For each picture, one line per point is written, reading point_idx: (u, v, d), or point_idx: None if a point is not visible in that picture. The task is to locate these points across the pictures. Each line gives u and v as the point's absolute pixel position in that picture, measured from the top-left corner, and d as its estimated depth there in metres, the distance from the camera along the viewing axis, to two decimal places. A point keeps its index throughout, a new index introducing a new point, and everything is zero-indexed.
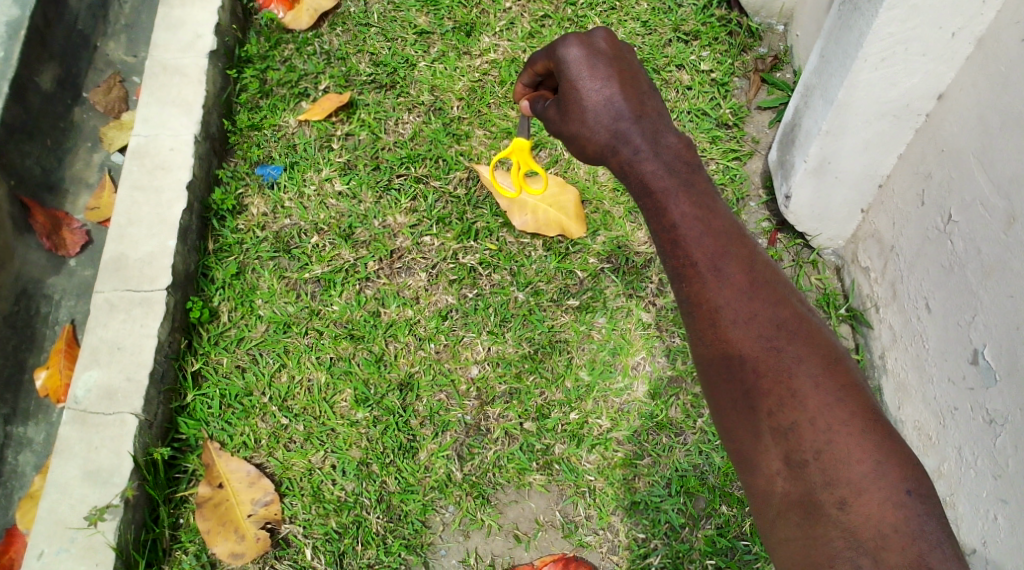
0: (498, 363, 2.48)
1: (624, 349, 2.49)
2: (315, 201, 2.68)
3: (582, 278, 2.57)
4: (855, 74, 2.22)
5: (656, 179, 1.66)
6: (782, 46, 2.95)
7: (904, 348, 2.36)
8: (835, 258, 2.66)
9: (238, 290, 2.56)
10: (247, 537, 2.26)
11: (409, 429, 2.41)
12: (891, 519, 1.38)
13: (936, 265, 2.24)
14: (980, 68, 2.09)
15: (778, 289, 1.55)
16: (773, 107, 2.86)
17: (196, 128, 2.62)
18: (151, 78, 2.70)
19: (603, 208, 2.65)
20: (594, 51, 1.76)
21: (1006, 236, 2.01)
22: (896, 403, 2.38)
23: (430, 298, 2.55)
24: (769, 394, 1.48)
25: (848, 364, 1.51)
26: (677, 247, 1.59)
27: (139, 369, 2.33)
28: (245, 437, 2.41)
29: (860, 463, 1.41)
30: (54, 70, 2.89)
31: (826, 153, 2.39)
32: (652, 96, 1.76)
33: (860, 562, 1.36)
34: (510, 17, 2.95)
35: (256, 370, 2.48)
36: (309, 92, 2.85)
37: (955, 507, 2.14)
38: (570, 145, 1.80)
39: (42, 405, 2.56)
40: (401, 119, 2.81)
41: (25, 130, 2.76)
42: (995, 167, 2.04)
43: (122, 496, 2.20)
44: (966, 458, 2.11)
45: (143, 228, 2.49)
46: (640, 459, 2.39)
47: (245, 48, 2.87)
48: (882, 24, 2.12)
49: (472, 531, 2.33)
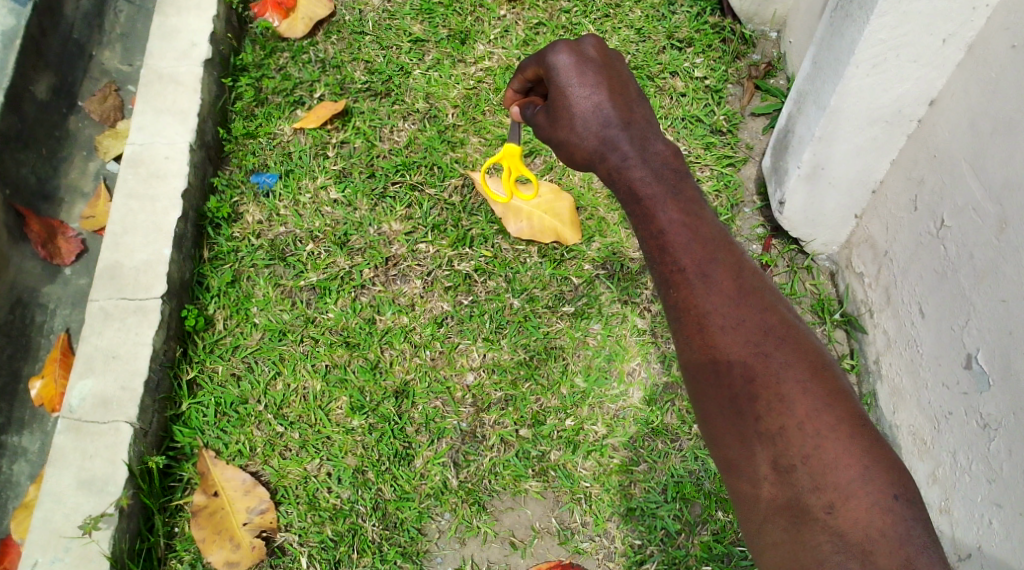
0: (494, 370, 2.48)
1: (620, 355, 2.49)
2: (309, 209, 2.69)
3: (577, 284, 2.57)
4: (847, 80, 2.23)
5: (644, 186, 1.66)
6: (776, 53, 2.96)
7: (898, 353, 2.37)
8: (830, 264, 2.67)
9: (234, 297, 2.56)
10: (242, 545, 2.26)
11: (405, 436, 2.41)
12: (879, 523, 1.38)
13: (929, 270, 2.25)
14: (972, 74, 2.10)
15: (766, 296, 1.56)
16: (766, 113, 2.86)
17: (192, 137, 2.62)
18: (146, 87, 2.70)
19: (598, 215, 2.66)
20: (583, 58, 1.76)
21: (998, 240, 2.01)
22: (890, 409, 2.38)
23: (426, 305, 2.56)
24: (757, 399, 1.48)
25: (835, 370, 1.51)
26: (664, 253, 1.59)
27: (134, 377, 2.33)
28: (241, 446, 2.40)
29: (848, 467, 1.41)
30: (50, 79, 2.89)
31: (819, 159, 2.40)
32: (640, 104, 1.76)
33: (849, 565, 1.36)
34: (505, 25, 2.96)
35: (251, 378, 2.48)
36: (304, 100, 2.86)
37: (950, 511, 2.13)
38: (559, 151, 1.80)
39: (38, 415, 2.56)
40: (396, 126, 2.81)
41: (19, 139, 2.76)
42: (987, 172, 2.05)
43: (116, 506, 2.19)
44: (960, 463, 2.11)
45: (138, 236, 2.49)
46: (636, 465, 2.39)
47: (241, 57, 2.88)
48: (873, 30, 2.13)
49: (468, 538, 2.33)
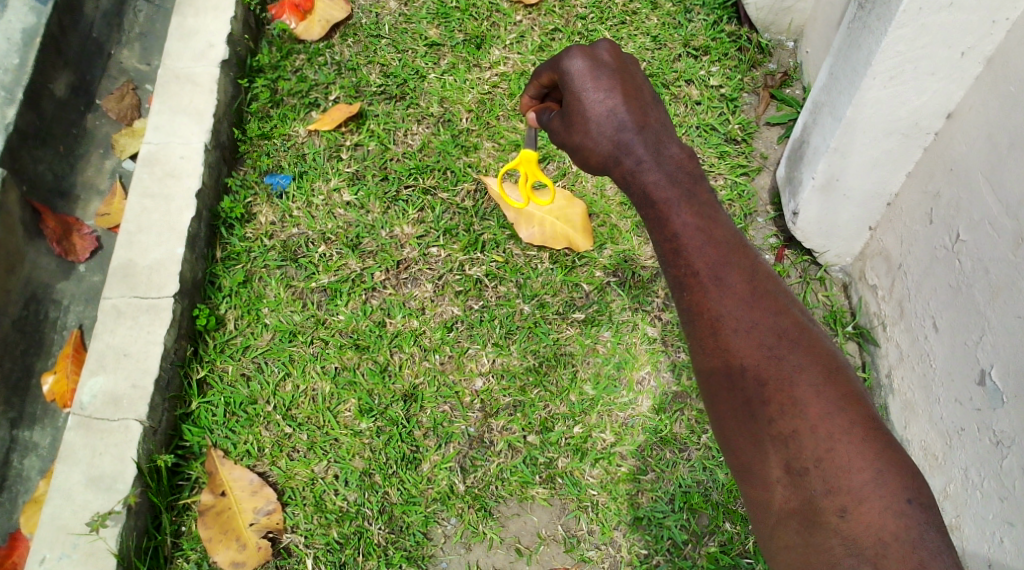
0: (503, 375, 2.47)
1: (629, 363, 2.48)
2: (322, 210, 2.69)
3: (588, 291, 2.57)
4: (864, 91, 2.22)
5: (658, 190, 1.66)
6: (792, 62, 2.95)
7: (911, 367, 2.35)
8: (843, 276, 2.65)
9: (245, 298, 2.57)
10: (248, 545, 2.26)
11: (413, 440, 2.41)
12: (893, 528, 1.36)
13: (944, 284, 2.23)
14: (990, 87, 2.08)
15: (779, 298, 1.55)
16: (782, 123, 2.85)
17: (206, 138, 2.63)
18: (163, 87, 2.72)
19: (610, 222, 2.65)
20: (597, 63, 1.75)
21: (1014, 255, 1.99)
22: (903, 423, 2.36)
23: (436, 309, 2.56)
24: (769, 402, 1.47)
25: (849, 373, 1.50)
26: (678, 256, 1.59)
27: (144, 376, 2.34)
28: (249, 446, 2.40)
29: (861, 471, 1.40)
30: (68, 77, 2.91)
31: (834, 170, 2.38)
32: (655, 107, 1.75)
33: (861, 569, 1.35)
34: (520, 30, 2.96)
35: (261, 378, 2.48)
36: (319, 102, 2.87)
37: (961, 527, 2.11)
38: (574, 156, 1.79)
39: (49, 410, 2.57)
40: (410, 130, 2.82)
41: (37, 136, 2.77)
42: (1004, 187, 2.03)
43: (124, 503, 2.20)
44: (973, 479, 2.09)
45: (151, 235, 2.50)
46: (644, 474, 2.38)
47: (257, 58, 2.89)
48: (891, 42, 2.12)
49: (473, 544, 2.33)
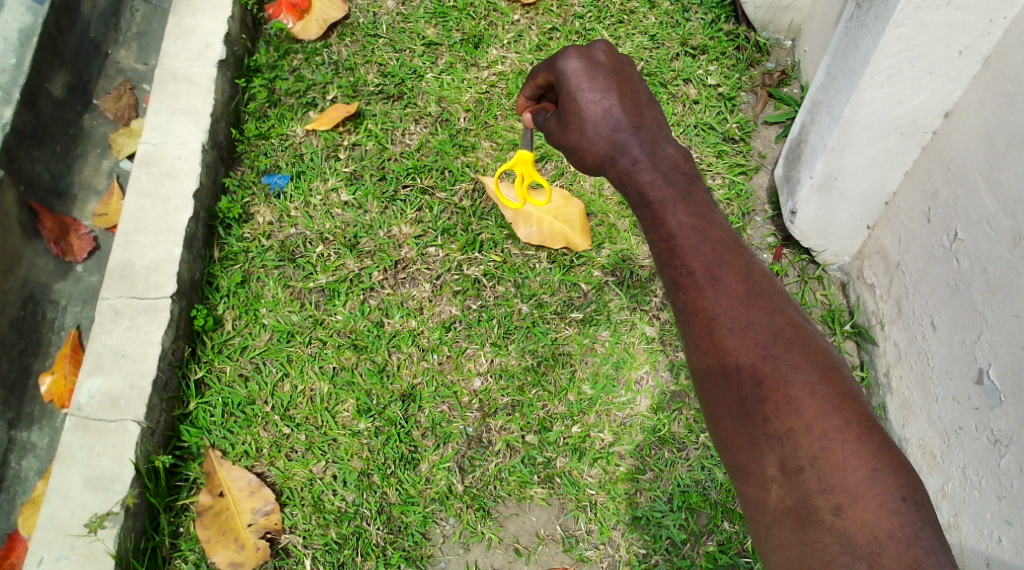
0: (501, 375, 2.47)
1: (627, 363, 2.48)
2: (320, 210, 2.69)
3: (586, 290, 2.57)
4: (861, 90, 2.22)
5: (653, 190, 1.66)
6: (790, 61, 2.95)
7: (909, 366, 2.35)
8: (841, 275, 2.65)
9: (243, 298, 2.57)
10: (247, 546, 2.26)
11: (411, 440, 2.41)
12: (887, 526, 1.36)
13: (942, 282, 2.23)
14: (988, 86, 2.08)
15: (775, 298, 1.55)
16: (780, 122, 2.85)
17: (203, 138, 2.63)
18: (160, 87, 2.71)
19: (609, 221, 2.65)
20: (593, 64, 1.76)
21: (1012, 254, 1.99)
22: (901, 421, 2.37)
23: (434, 309, 2.55)
24: (765, 401, 1.47)
25: (844, 373, 1.50)
26: (673, 256, 1.59)
27: (141, 377, 2.34)
28: (247, 446, 2.40)
29: (856, 469, 1.40)
30: (65, 78, 2.91)
31: (832, 169, 2.39)
32: (650, 107, 1.76)
33: (856, 567, 1.34)
34: (518, 29, 2.96)
35: (259, 379, 2.48)
36: (316, 101, 2.86)
37: (959, 526, 2.11)
38: (570, 156, 1.79)
39: (47, 411, 2.57)
40: (408, 129, 2.81)
41: (34, 136, 2.77)
42: (1002, 185, 2.03)
43: (122, 504, 2.20)
44: (971, 477, 2.09)
45: (149, 235, 2.50)
46: (642, 474, 2.38)
47: (254, 58, 2.89)
48: (889, 41, 2.12)
49: (472, 544, 2.32)
